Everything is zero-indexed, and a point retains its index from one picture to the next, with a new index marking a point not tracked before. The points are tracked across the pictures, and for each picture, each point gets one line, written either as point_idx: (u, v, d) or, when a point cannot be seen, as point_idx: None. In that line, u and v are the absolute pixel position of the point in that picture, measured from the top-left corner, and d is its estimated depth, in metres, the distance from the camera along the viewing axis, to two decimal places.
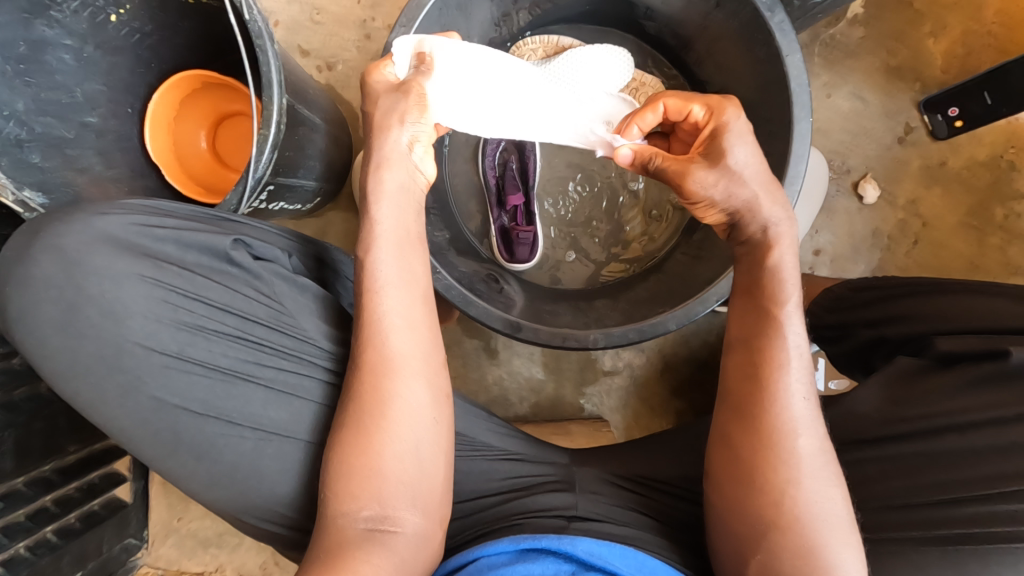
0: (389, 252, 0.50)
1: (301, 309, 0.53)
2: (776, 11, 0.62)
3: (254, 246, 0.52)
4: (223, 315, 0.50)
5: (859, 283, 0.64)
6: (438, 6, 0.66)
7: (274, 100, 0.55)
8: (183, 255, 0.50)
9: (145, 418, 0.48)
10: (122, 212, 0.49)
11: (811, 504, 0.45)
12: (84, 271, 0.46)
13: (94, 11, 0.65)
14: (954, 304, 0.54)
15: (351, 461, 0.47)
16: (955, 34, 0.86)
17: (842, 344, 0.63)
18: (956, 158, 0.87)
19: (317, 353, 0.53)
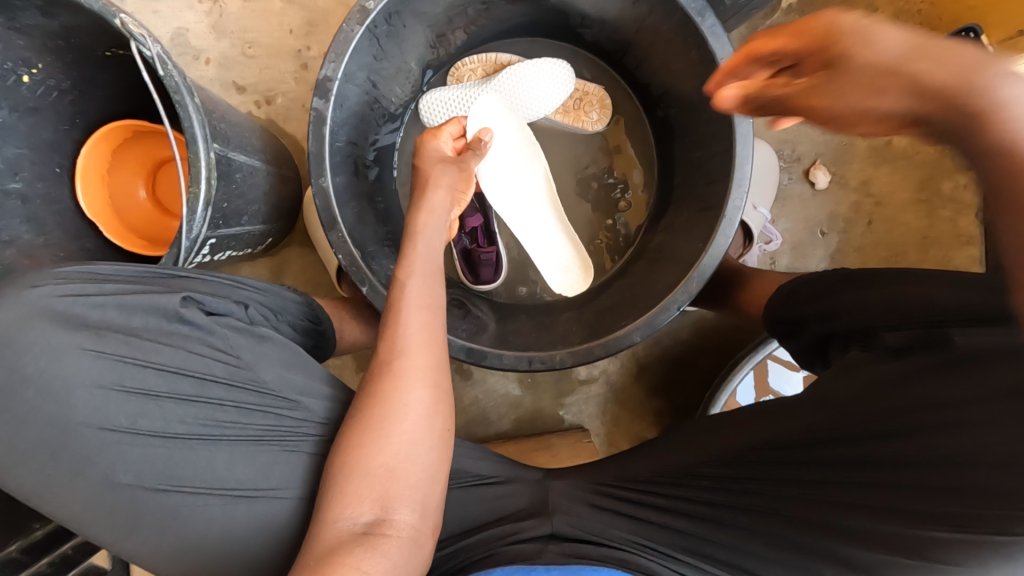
0: (421, 279, 0.57)
1: (257, 358, 0.50)
2: (706, 15, 0.62)
3: (204, 302, 0.50)
4: (177, 378, 0.48)
5: (812, 275, 0.60)
6: (366, 37, 0.64)
7: (202, 156, 0.53)
8: (127, 321, 0.48)
9: (100, 497, 0.46)
10: (59, 284, 0.47)
11: None
12: (21, 352, 0.45)
13: (3, 74, 0.61)
14: (904, 291, 0.49)
15: (361, 461, 0.48)
16: (887, 16, 0.87)
17: (799, 340, 0.60)
18: (900, 136, 0.89)
19: (280, 405, 0.51)
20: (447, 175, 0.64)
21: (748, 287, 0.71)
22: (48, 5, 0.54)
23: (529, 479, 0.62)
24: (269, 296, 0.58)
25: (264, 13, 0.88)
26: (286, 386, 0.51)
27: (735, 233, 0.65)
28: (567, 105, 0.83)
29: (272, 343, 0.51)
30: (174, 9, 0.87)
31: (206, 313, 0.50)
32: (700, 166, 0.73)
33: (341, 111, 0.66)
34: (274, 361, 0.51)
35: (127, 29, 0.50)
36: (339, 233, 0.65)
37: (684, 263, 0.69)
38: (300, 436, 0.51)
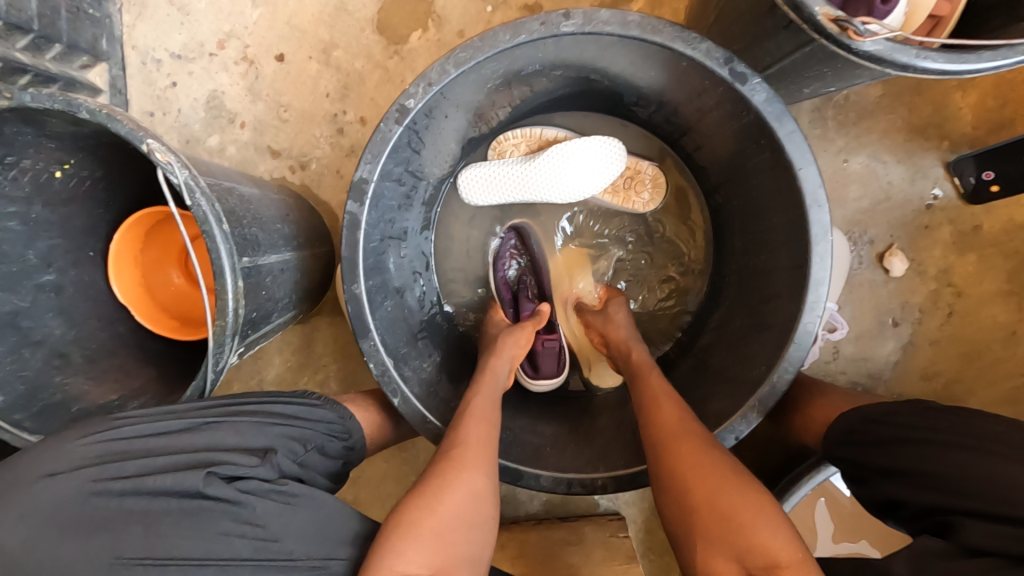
0: (489, 390, 0.62)
1: (283, 530, 0.47)
2: (784, 120, 0.55)
3: (226, 470, 0.47)
4: (199, 569, 0.43)
5: (872, 411, 0.57)
6: (404, 133, 0.60)
7: (229, 287, 0.50)
8: (142, 510, 0.44)
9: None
10: (74, 475, 0.44)
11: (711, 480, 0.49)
12: (37, 562, 0.41)
13: (35, 173, 0.59)
14: (988, 470, 0.48)
15: (418, 522, 0.49)
16: (984, 86, 0.77)
17: (863, 488, 0.56)
18: (990, 221, 0.79)
19: (310, 575, 0.47)
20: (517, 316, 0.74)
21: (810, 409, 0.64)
22: (76, 118, 0.51)
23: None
24: (288, 429, 0.55)
25: (299, 76, 0.84)
26: (311, 551, 0.47)
27: (803, 361, 0.58)
28: (617, 185, 0.77)
29: (293, 502, 0.48)
30: (208, 70, 0.84)
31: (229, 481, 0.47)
32: (764, 269, 0.66)
33: (376, 210, 0.62)
34: (300, 529, 0.48)
35: (155, 158, 0.47)
36: (371, 342, 0.61)
37: (742, 383, 0.63)
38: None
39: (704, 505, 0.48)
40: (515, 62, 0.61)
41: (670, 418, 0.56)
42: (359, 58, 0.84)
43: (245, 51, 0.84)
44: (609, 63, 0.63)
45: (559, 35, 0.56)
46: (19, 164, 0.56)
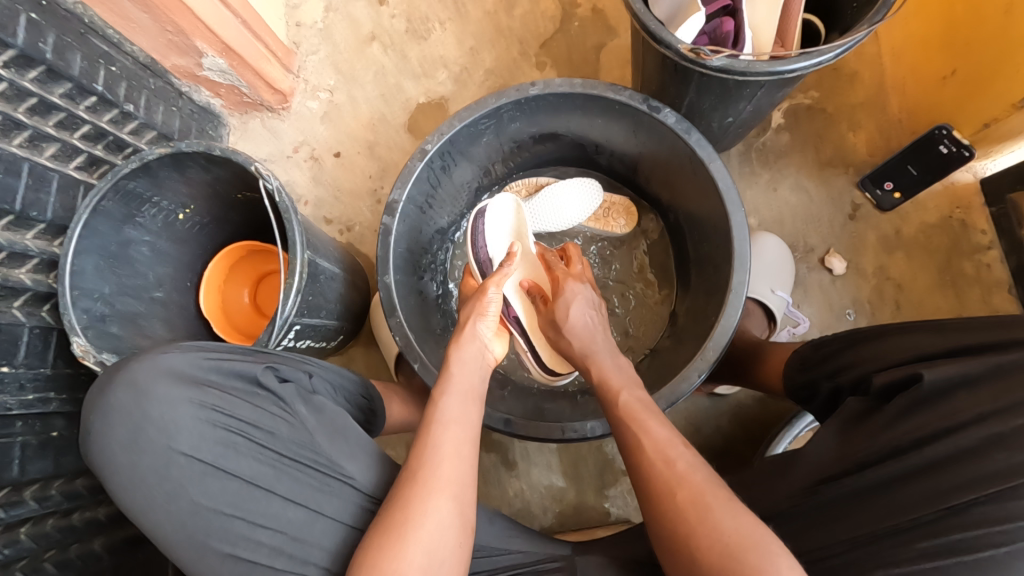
0: (455, 397, 0.65)
1: (316, 425, 0.58)
2: (692, 133, 0.77)
3: (281, 372, 0.60)
4: (254, 431, 0.57)
5: (818, 341, 0.68)
6: (425, 170, 0.83)
7: (299, 257, 0.71)
8: (223, 381, 0.58)
9: (182, 521, 0.53)
10: (182, 350, 0.58)
11: (710, 530, 0.49)
12: (148, 398, 0.55)
13: (167, 213, 0.84)
14: (891, 344, 0.58)
15: (389, 556, 0.52)
16: (869, 126, 0.99)
17: (815, 402, 0.66)
18: (908, 224, 0.95)
19: (331, 466, 0.57)
20: (473, 306, 0.74)
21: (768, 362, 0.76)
22: (209, 162, 0.77)
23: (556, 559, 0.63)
24: (329, 371, 0.67)
25: (350, 165, 1.13)
26: (336, 449, 0.58)
27: (743, 305, 0.72)
28: (598, 213, 0.97)
29: (327, 410, 0.60)
30: (286, 167, 1.14)
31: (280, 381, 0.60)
32: (708, 253, 0.83)
33: (404, 226, 0.83)
34: (331, 429, 0.59)
35: (261, 171, 0.72)
36: (398, 319, 0.78)
37: (702, 335, 0.76)
38: (346, 493, 0.57)
39: (695, 546, 0.50)
40: (502, 122, 0.86)
41: (652, 450, 0.57)
42: (394, 151, 1.13)
43: (313, 153, 1.14)
44: (569, 122, 0.88)
45: (529, 96, 0.81)
46: (160, 204, 0.81)
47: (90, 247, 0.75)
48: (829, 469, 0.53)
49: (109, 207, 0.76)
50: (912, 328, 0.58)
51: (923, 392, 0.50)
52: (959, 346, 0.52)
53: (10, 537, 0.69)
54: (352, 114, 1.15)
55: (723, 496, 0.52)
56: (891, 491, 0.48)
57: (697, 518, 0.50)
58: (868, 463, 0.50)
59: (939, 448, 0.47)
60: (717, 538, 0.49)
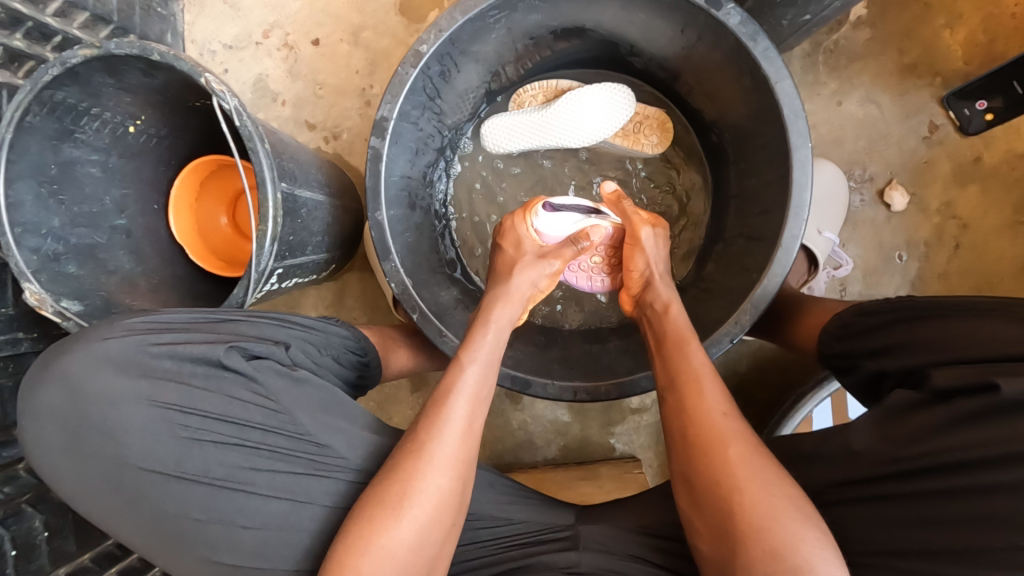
0: (480, 367, 0.57)
1: (294, 404, 0.53)
2: (758, 39, 0.60)
3: (247, 348, 0.53)
4: (221, 423, 0.51)
5: (863, 305, 0.59)
6: (420, 78, 0.67)
7: (270, 197, 0.60)
8: (179, 369, 0.52)
9: (153, 529, 0.50)
10: (123, 333, 0.51)
11: (764, 501, 0.47)
12: (91, 401, 0.50)
13: (113, 126, 0.70)
14: (961, 331, 0.49)
15: (372, 536, 0.48)
16: (972, 23, 0.80)
17: (852, 376, 0.58)
18: (991, 152, 0.81)
19: (316, 449, 0.52)
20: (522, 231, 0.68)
21: (804, 321, 0.68)
22: (150, 67, 0.62)
23: (562, 529, 0.60)
24: (310, 333, 0.60)
25: (332, 56, 0.95)
26: (319, 430, 0.53)
27: (793, 263, 0.62)
28: (627, 129, 0.81)
29: (307, 386, 0.53)
30: (255, 57, 0.95)
31: (248, 357, 0.53)
32: (754, 191, 0.71)
33: (396, 147, 0.69)
34: (310, 407, 0.53)
35: (211, 87, 0.57)
36: (392, 263, 0.68)
37: (739, 293, 0.67)
38: (336, 476, 0.52)
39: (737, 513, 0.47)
40: (515, 12, 0.68)
41: (712, 408, 0.53)
42: (384, 39, 0.94)
43: (286, 38, 0.95)
44: (600, 12, 0.70)
45: None
46: (101, 116, 0.68)
47: (24, 172, 0.64)
48: (857, 469, 0.49)
49: (37, 123, 0.62)
50: (990, 312, 0.49)
51: (997, 402, 0.43)
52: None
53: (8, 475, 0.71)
54: None
55: (771, 467, 0.49)
56: (936, 507, 0.45)
57: (745, 475, 0.48)
58: (914, 472, 0.46)
59: (1001, 476, 0.43)
60: (761, 504, 0.46)
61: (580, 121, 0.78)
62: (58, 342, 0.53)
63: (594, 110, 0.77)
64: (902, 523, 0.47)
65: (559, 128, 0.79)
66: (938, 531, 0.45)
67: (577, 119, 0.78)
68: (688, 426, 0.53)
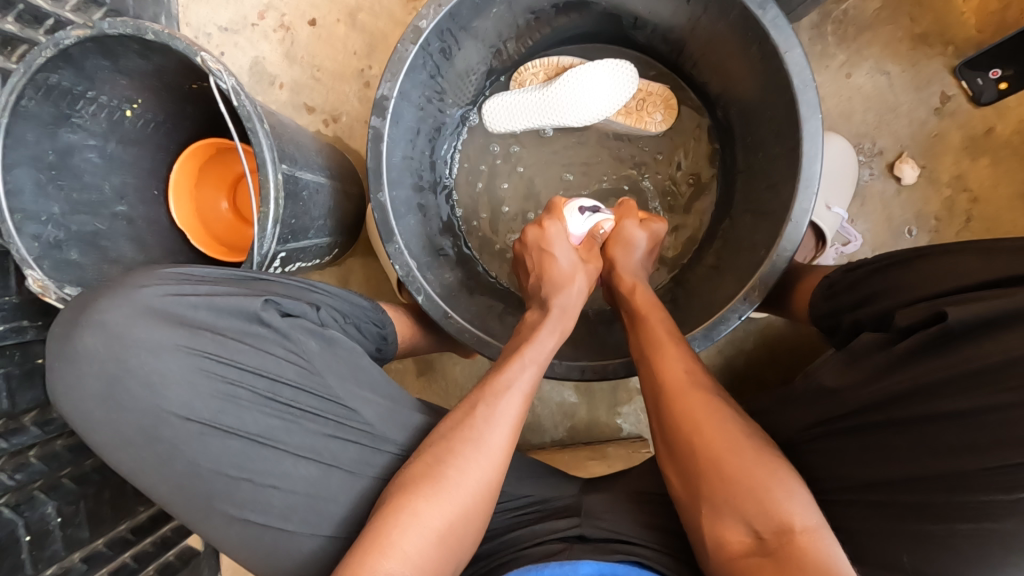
0: (535, 368, 0.57)
1: (325, 365, 0.54)
2: (767, 7, 0.59)
3: (283, 306, 0.54)
4: (256, 379, 0.52)
5: (850, 263, 0.60)
6: (420, 55, 0.66)
7: (271, 178, 0.59)
8: (216, 321, 0.52)
9: (181, 483, 0.50)
10: (160, 283, 0.52)
11: (738, 439, 0.49)
12: (128, 344, 0.50)
13: (110, 110, 0.69)
14: (927, 271, 0.50)
15: (414, 511, 0.48)
16: None
17: (835, 332, 0.59)
18: (1004, 123, 0.79)
19: (343, 411, 0.53)
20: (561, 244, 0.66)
21: (801, 290, 0.67)
22: (144, 48, 0.61)
23: (560, 500, 0.61)
24: (337, 300, 0.61)
25: (330, 37, 0.93)
26: (349, 394, 0.54)
27: (802, 237, 0.61)
28: (629, 106, 0.80)
29: (338, 348, 0.54)
30: (251, 40, 0.94)
31: (283, 316, 0.54)
32: (762, 165, 0.70)
33: (397, 127, 0.68)
34: (340, 369, 0.54)
35: (208, 67, 0.56)
36: (396, 245, 0.67)
37: (747, 269, 0.67)
38: (363, 441, 0.54)
39: (711, 453, 0.49)
40: None
41: (675, 367, 0.56)
42: (382, 18, 0.92)
43: (282, 20, 0.93)
44: None
45: None
46: (98, 100, 0.67)
47: (21, 158, 0.63)
48: (828, 411, 0.50)
49: (32, 108, 0.62)
50: (954, 250, 0.50)
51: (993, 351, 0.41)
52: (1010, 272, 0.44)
53: (19, 462, 0.70)
54: None
55: (735, 413, 0.52)
56: (903, 436, 0.44)
57: (720, 417, 0.51)
58: (873, 408, 0.46)
59: (956, 403, 0.42)
60: (734, 441, 0.49)
61: (589, 99, 0.76)
62: (85, 291, 0.53)
63: (603, 87, 0.76)
64: (870, 462, 0.46)
65: (568, 108, 0.77)
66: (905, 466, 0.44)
67: (586, 98, 0.76)
68: (659, 381, 0.55)
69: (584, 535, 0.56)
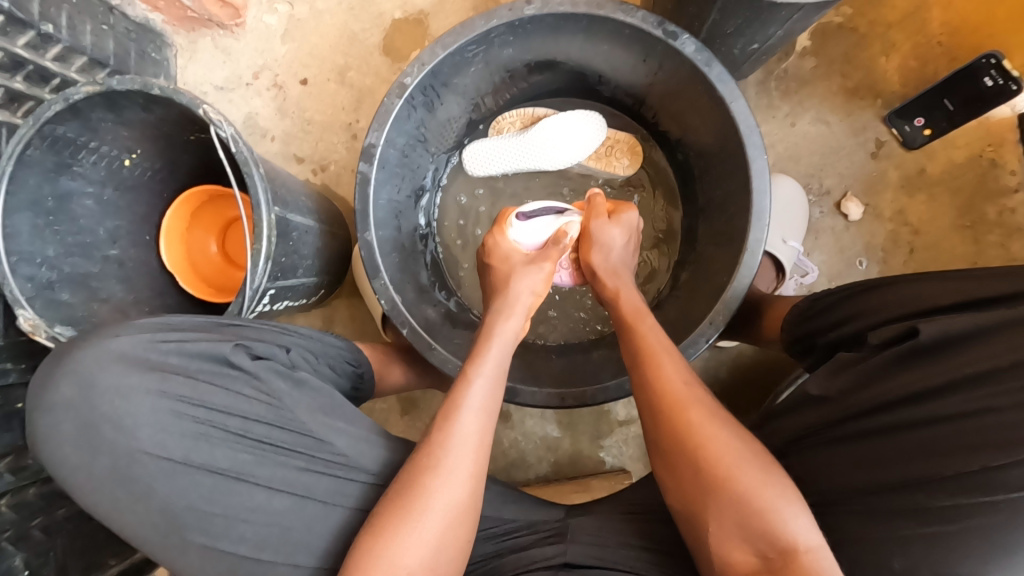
0: (488, 381, 0.57)
1: (296, 402, 0.54)
2: (712, 64, 0.67)
3: (252, 347, 0.55)
4: (229, 417, 0.52)
5: (817, 294, 0.64)
6: (405, 107, 0.72)
7: (264, 217, 0.62)
8: (188, 364, 0.53)
9: (156, 523, 0.50)
10: (131, 331, 0.53)
11: (726, 457, 0.51)
12: (101, 390, 0.50)
13: (110, 160, 0.73)
14: (891, 297, 0.55)
15: (395, 538, 0.49)
16: (905, 49, 0.89)
17: (809, 353, 0.63)
18: (933, 163, 0.88)
19: (315, 446, 0.53)
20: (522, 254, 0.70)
21: (770, 317, 0.72)
22: (149, 102, 0.66)
23: (552, 523, 0.62)
24: (310, 341, 0.62)
25: (320, 95, 1.00)
26: (320, 428, 0.54)
27: (758, 264, 0.67)
28: (599, 152, 0.87)
29: (308, 385, 0.55)
30: (245, 97, 1.00)
31: (252, 356, 0.55)
32: (719, 201, 0.76)
33: (383, 172, 0.74)
34: (311, 405, 0.54)
35: (209, 117, 0.61)
36: (381, 280, 0.71)
37: (711, 296, 0.72)
38: (336, 476, 0.53)
39: (705, 471, 0.51)
40: (492, 48, 0.74)
41: (668, 377, 0.57)
42: (369, 77, 1.00)
43: (275, 79, 1.00)
44: (569, 46, 0.77)
45: (524, 17, 0.69)
46: (99, 150, 0.71)
47: (22, 204, 0.66)
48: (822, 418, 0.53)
49: (37, 157, 0.65)
50: (916, 277, 0.55)
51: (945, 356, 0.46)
52: (963, 288, 0.50)
53: None
54: (317, 33, 1.00)
55: (728, 423, 0.53)
56: (898, 443, 0.47)
57: (706, 437, 0.52)
58: (862, 414, 0.50)
59: (949, 407, 0.45)
60: (724, 457, 0.51)
61: (561, 151, 0.84)
62: (61, 341, 0.54)
63: (575, 143, 0.84)
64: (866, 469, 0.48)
65: (541, 156, 0.84)
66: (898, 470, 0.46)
67: (558, 151, 0.84)
68: (652, 392, 0.57)
69: (567, 562, 0.57)
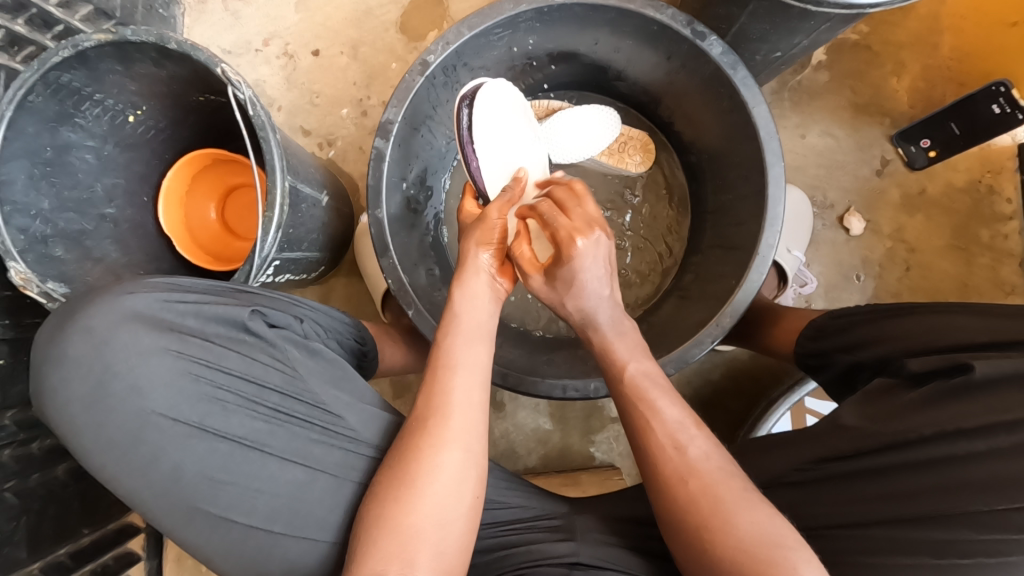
0: (465, 341, 0.55)
1: (310, 371, 0.53)
2: (737, 68, 0.67)
3: (269, 315, 0.54)
4: (242, 384, 0.51)
5: (837, 310, 0.65)
6: (425, 85, 0.71)
7: (278, 184, 0.61)
8: (203, 326, 0.51)
9: (164, 489, 0.48)
10: (147, 290, 0.51)
11: (740, 527, 0.44)
12: (115, 348, 0.48)
13: (113, 114, 0.71)
14: (928, 326, 0.55)
15: (402, 509, 0.47)
16: (915, 71, 0.91)
17: (827, 371, 0.63)
18: (934, 185, 0.90)
19: (329, 417, 0.52)
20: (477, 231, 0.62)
21: (782, 326, 0.73)
22: (161, 57, 0.63)
23: (555, 517, 0.61)
24: (320, 315, 0.61)
25: (332, 67, 0.98)
26: (333, 400, 0.53)
27: (768, 270, 0.67)
28: (612, 148, 0.87)
29: (324, 357, 0.54)
30: (253, 63, 0.97)
31: (268, 324, 0.54)
32: (729, 205, 0.77)
33: (398, 149, 0.72)
34: (326, 376, 0.53)
35: (227, 77, 0.59)
36: (390, 259, 0.69)
37: (717, 298, 0.72)
38: (349, 449, 0.52)
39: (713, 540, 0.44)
40: (517, 33, 0.73)
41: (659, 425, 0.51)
42: (383, 54, 0.98)
43: (286, 47, 0.98)
44: (594, 38, 0.76)
45: (553, 4, 0.69)
46: (103, 102, 0.68)
47: (18, 152, 0.63)
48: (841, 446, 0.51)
49: (37, 103, 0.62)
50: (955, 310, 0.55)
51: (973, 382, 0.46)
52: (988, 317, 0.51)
53: None
54: (333, 4, 0.98)
55: (736, 487, 0.46)
56: (922, 480, 0.45)
57: (711, 507, 0.45)
58: (895, 447, 0.47)
59: (977, 444, 0.44)
60: (736, 530, 0.44)
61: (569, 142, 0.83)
62: (70, 299, 0.52)
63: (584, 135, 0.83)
64: (880, 499, 0.47)
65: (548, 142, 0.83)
66: (914, 501, 0.45)
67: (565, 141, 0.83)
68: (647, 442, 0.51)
69: (579, 562, 0.56)
